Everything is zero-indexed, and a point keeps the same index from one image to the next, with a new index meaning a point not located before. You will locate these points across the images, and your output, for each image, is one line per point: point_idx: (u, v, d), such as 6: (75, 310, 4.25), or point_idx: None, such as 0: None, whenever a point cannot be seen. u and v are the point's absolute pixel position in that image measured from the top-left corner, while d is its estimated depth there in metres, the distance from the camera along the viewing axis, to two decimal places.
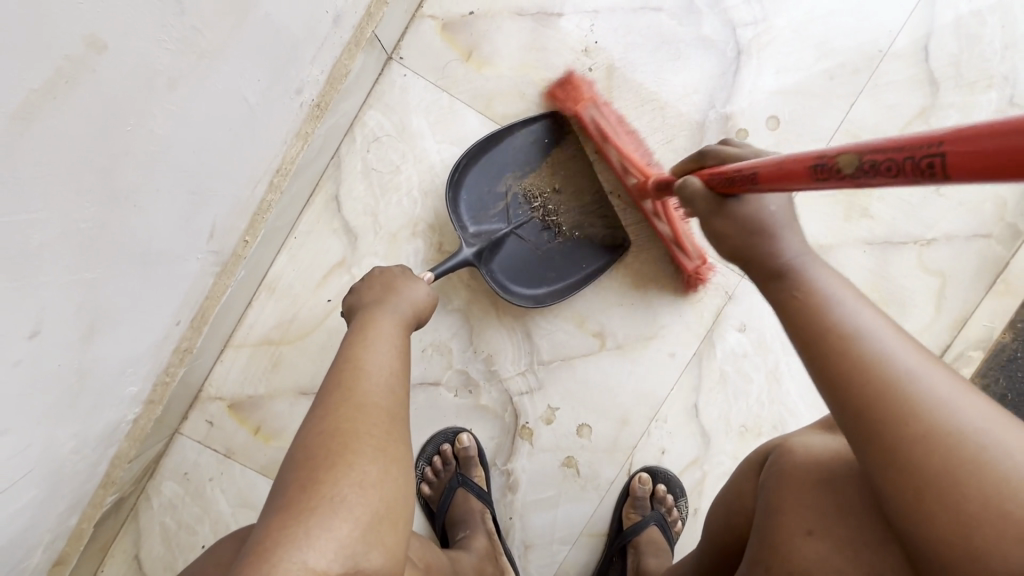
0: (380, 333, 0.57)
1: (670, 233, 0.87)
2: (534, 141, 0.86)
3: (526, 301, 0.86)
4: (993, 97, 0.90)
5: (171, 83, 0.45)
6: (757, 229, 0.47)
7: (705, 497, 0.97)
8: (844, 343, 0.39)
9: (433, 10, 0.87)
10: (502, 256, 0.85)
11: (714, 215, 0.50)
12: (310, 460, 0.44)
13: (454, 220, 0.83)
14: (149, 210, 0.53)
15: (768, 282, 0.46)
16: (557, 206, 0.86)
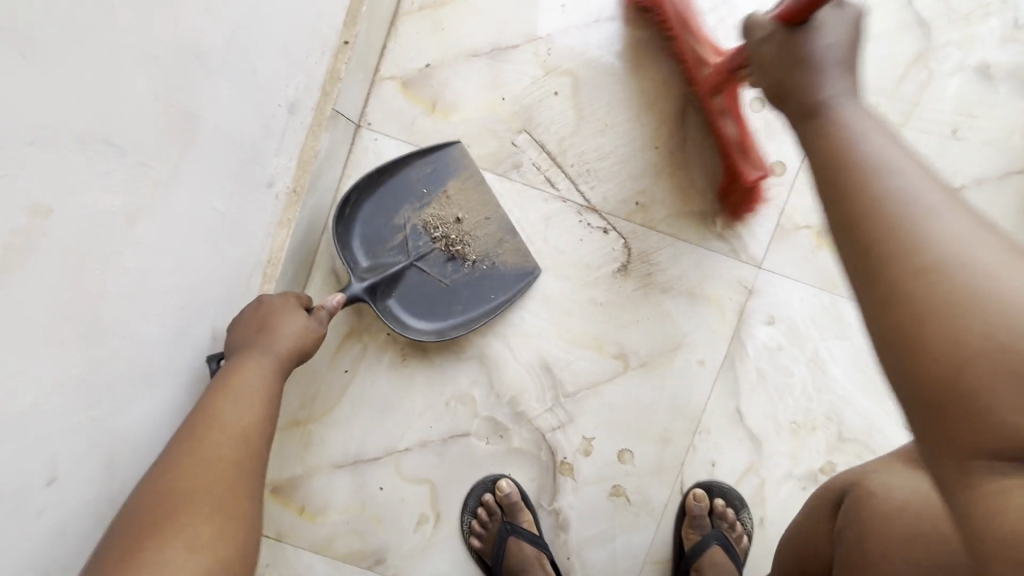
0: (247, 382, 0.61)
1: (736, 131, 0.83)
2: (430, 172, 0.84)
3: (431, 336, 0.82)
4: (995, 25, 0.85)
5: (130, 218, 0.47)
6: (801, 61, 0.50)
7: (768, 505, 0.92)
8: (862, 180, 0.41)
9: (391, 71, 0.87)
10: (402, 288, 0.81)
11: (762, 46, 0.53)
12: (133, 531, 0.48)
13: (346, 255, 0.80)
14: (142, 337, 0.54)
15: (802, 123, 0.49)
16: (461, 236, 0.83)
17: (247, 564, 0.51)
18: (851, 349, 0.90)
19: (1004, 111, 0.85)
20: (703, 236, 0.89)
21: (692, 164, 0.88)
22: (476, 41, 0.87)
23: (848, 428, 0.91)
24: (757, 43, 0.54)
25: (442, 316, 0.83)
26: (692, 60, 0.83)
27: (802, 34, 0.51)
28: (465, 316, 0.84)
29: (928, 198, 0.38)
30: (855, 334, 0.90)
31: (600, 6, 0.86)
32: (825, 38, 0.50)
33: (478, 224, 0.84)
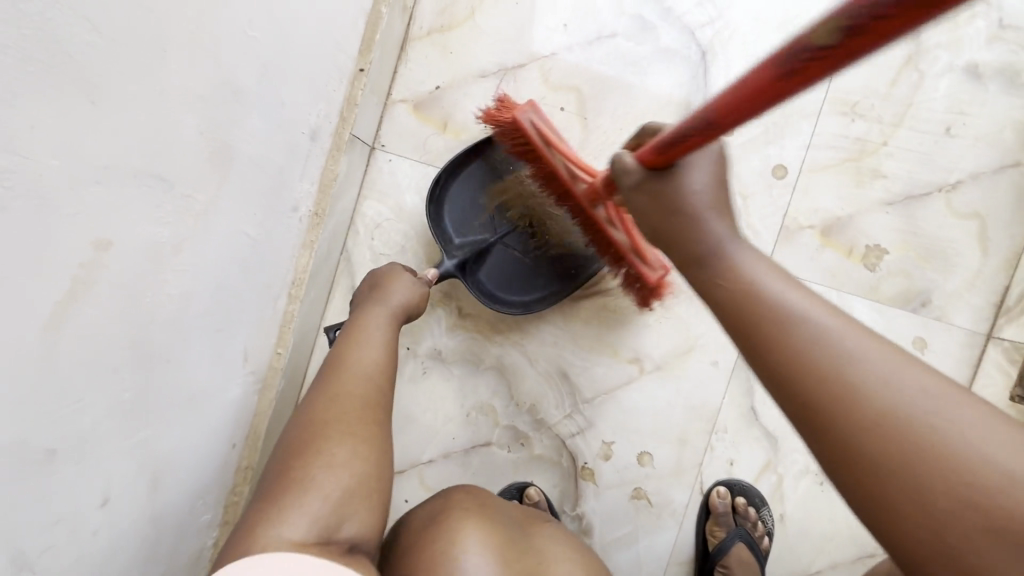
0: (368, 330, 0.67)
1: (627, 241, 0.73)
2: (513, 149, 0.85)
3: (517, 310, 0.87)
4: (981, 26, 0.88)
5: (176, 247, 0.49)
6: (675, 209, 0.51)
7: (788, 501, 0.94)
8: (774, 332, 0.39)
9: (402, 94, 0.90)
10: (489, 263, 0.86)
11: (634, 193, 0.55)
12: (289, 451, 0.54)
13: (438, 234, 0.86)
14: (183, 360, 0.57)
15: (695, 273, 0.48)
16: (543, 213, 0.85)
17: (384, 487, 0.56)
18: None
19: (994, 108, 0.88)
20: None
21: None
22: (483, 63, 0.90)
23: None
24: (630, 185, 0.55)
25: (524, 291, 0.87)
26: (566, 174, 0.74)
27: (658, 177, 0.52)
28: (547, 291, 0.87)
29: (841, 339, 0.37)
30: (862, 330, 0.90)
31: (600, 23, 0.90)
32: (689, 181, 0.51)
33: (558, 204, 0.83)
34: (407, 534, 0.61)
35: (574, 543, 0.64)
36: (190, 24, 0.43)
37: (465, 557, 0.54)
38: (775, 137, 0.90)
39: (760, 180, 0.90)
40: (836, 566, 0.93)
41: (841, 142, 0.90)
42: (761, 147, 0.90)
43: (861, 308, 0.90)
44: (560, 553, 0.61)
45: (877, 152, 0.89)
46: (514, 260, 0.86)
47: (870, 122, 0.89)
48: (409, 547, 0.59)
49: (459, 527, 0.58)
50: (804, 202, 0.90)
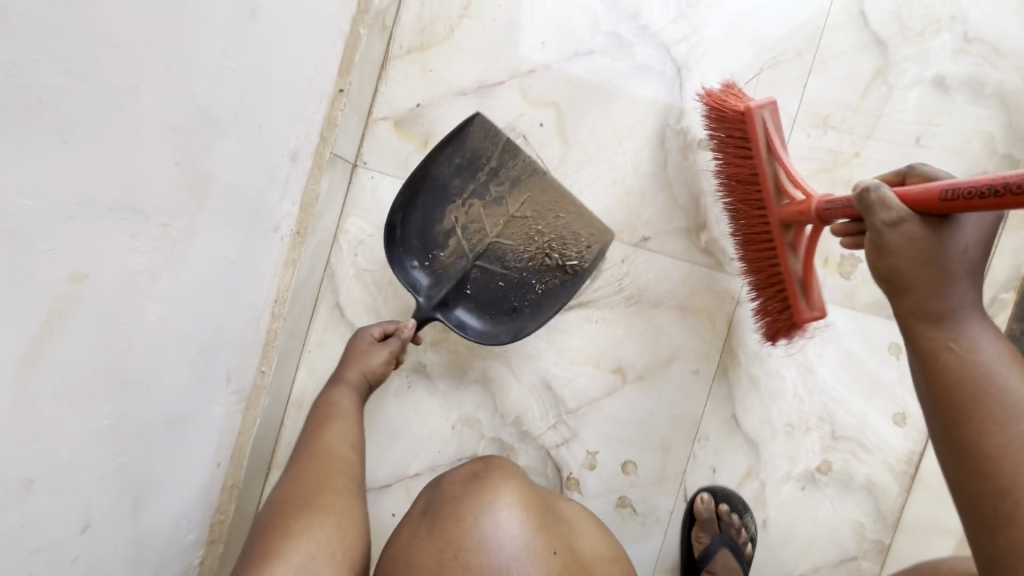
0: (337, 414, 0.76)
1: (803, 273, 0.73)
2: (461, 163, 0.83)
3: (509, 334, 0.85)
4: (946, 39, 0.90)
5: (153, 275, 0.50)
6: (928, 259, 0.53)
7: (770, 506, 0.95)
8: (958, 357, 0.49)
9: (384, 111, 0.91)
10: (466, 293, 0.84)
11: (888, 230, 0.54)
12: (254, 542, 0.61)
13: (405, 279, 0.84)
14: (164, 384, 0.57)
15: (924, 330, 0.52)
16: (515, 228, 0.84)
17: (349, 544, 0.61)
18: (837, 350, 0.94)
19: (962, 118, 0.91)
20: (688, 252, 0.93)
21: (674, 184, 0.92)
22: (462, 79, 0.91)
23: (840, 427, 0.95)
24: (887, 224, 0.54)
25: (511, 312, 0.85)
26: (777, 184, 0.74)
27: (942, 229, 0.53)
28: (533, 308, 0.85)
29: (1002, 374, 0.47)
30: (838, 338, 0.94)
31: (578, 40, 0.91)
32: (900, 235, 0.54)
33: (522, 209, 0.84)
34: (447, 484, 0.65)
35: (596, 518, 0.67)
36: (162, 60, 0.44)
37: (499, 517, 0.58)
38: None
39: None
40: (818, 569, 0.95)
41: (815, 154, 0.91)
42: None
43: (838, 315, 0.94)
44: (583, 525, 0.65)
45: (849, 163, 0.91)
46: (493, 280, 0.85)
47: (842, 134, 0.91)
48: (450, 497, 0.63)
49: (498, 491, 0.61)
50: None
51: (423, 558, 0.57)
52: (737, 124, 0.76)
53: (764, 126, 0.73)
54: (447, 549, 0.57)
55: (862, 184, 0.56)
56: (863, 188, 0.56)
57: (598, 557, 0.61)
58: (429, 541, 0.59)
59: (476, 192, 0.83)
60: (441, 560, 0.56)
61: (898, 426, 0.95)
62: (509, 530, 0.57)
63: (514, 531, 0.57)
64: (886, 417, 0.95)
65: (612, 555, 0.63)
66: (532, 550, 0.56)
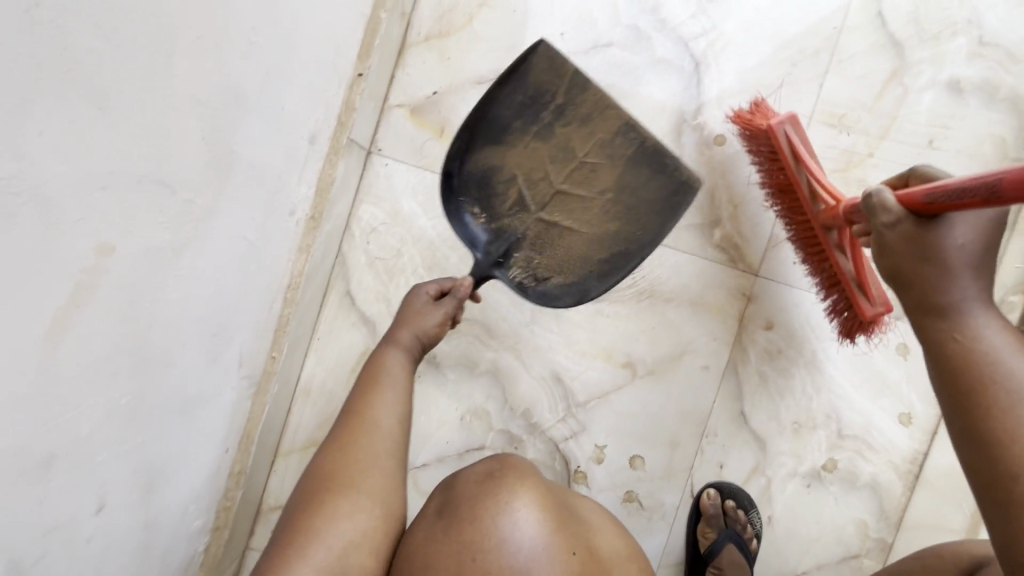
0: (388, 377, 0.72)
1: (854, 270, 0.76)
2: (524, 101, 0.76)
3: (571, 297, 0.79)
4: (962, 42, 0.91)
5: (176, 252, 0.49)
6: (931, 257, 0.54)
7: (776, 503, 0.96)
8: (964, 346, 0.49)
9: (400, 98, 0.91)
10: (529, 247, 0.78)
11: (887, 230, 0.58)
12: (294, 512, 0.59)
13: (464, 231, 0.79)
14: (180, 365, 0.56)
15: (929, 321, 0.53)
16: (586, 176, 0.76)
17: (389, 524, 0.61)
18: (845, 350, 0.95)
19: (974, 122, 0.91)
20: (701, 248, 0.93)
21: None
22: (480, 68, 0.91)
23: (846, 426, 0.95)
24: (885, 225, 0.58)
25: (575, 268, 0.79)
26: (810, 190, 0.79)
27: (932, 228, 0.56)
28: (601, 269, 0.78)
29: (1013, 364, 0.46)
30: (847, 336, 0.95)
31: (596, 32, 0.91)
32: (900, 235, 0.57)
33: (590, 152, 0.76)
34: (461, 482, 0.63)
35: (611, 515, 0.67)
36: (195, 31, 0.43)
37: (518, 518, 0.57)
38: None
39: (751, 187, 0.92)
40: (821, 567, 0.95)
41: (829, 153, 0.92)
42: None
43: None
44: (598, 521, 0.64)
45: (863, 163, 0.91)
46: (558, 233, 0.78)
47: (857, 134, 0.91)
48: (463, 498, 0.60)
49: (514, 491, 0.60)
50: None
51: (440, 560, 0.56)
52: (762, 139, 0.82)
53: (786, 139, 0.79)
54: (465, 551, 0.56)
55: (868, 189, 0.60)
56: (867, 192, 0.60)
57: (618, 555, 0.61)
58: (445, 542, 0.57)
59: (541, 135, 0.76)
60: (459, 561, 0.55)
61: (904, 426, 0.95)
62: (527, 531, 0.56)
63: (532, 532, 0.56)
64: (892, 416, 0.95)
65: (630, 554, 0.63)
66: (552, 551, 0.56)
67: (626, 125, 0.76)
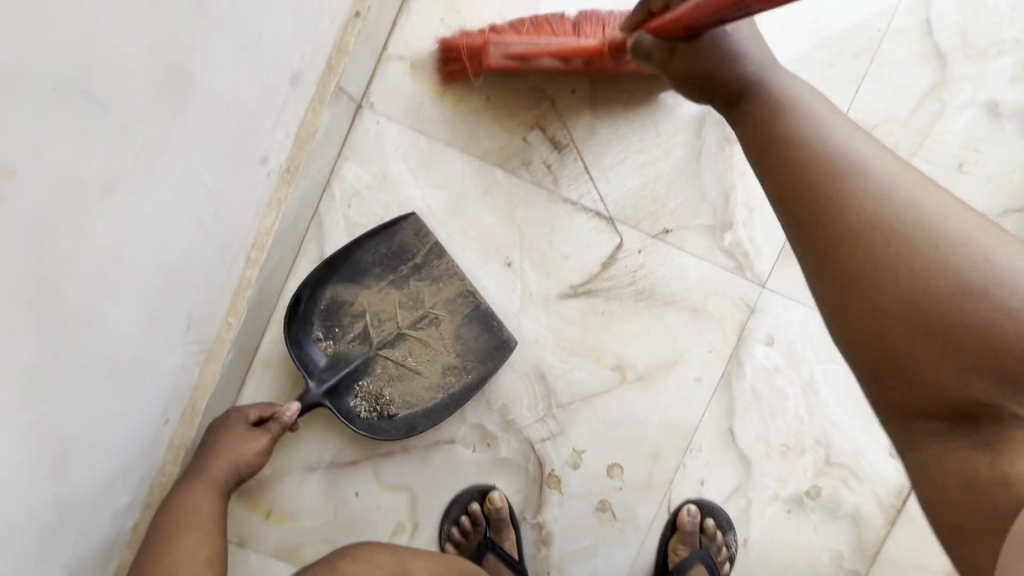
0: (195, 519, 0.68)
1: None
2: (387, 253, 0.80)
3: (400, 431, 0.80)
4: (1007, 62, 0.85)
5: (108, 188, 0.40)
6: (733, 53, 0.48)
7: (753, 525, 0.91)
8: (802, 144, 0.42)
9: (400, 50, 0.81)
10: (366, 380, 0.79)
11: (669, 63, 0.52)
12: None
13: (300, 354, 0.77)
14: (109, 324, 0.48)
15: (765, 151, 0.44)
16: (421, 329, 0.80)
17: None
18: (845, 374, 0.90)
19: (1008, 148, 0.86)
20: (710, 251, 0.86)
21: (705, 177, 0.85)
22: (492, 27, 0.82)
23: (835, 453, 0.91)
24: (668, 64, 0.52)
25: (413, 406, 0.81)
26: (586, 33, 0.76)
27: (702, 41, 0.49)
28: (435, 413, 0.81)
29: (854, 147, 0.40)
30: None
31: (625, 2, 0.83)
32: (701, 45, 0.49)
33: (437, 307, 0.80)
34: None
35: None
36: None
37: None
38: None
39: None
40: None
41: None
42: None
43: None
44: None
45: None
46: (403, 372, 0.80)
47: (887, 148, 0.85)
48: None
49: None
50: None
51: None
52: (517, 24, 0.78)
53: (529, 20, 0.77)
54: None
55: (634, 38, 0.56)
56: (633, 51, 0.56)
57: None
58: None
59: (392, 284, 0.80)
60: None
61: (894, 458, 0.92)
62: None
63: None
64: (882, 447, 0.92)
65: None
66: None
67: (467, 292, 0.81)
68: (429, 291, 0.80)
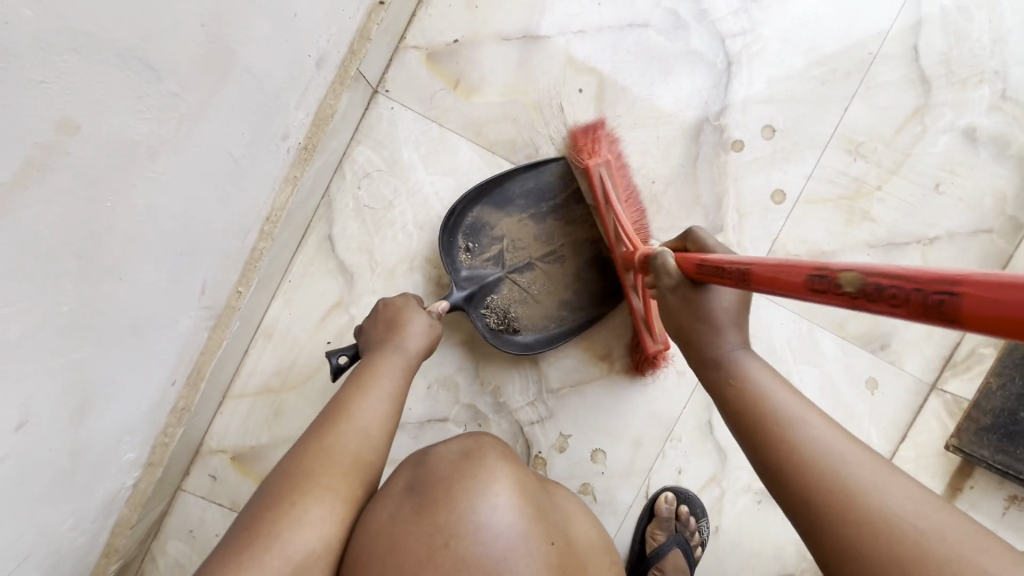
0: (375, 382, 0.61)
1: (642, 308, 0.81)
2: (532, 186, 0.83)
3: (516, 349, 0.82)
4: (985, 93, 0.91)
5: (152, 151, 0.43)
6: (704, 316, 0.56)
7: (725, 515, 0.96)
8: (745, 389, 0.50)
9: (418, 40, 0.84)
10: (492, 299, 0.82)
11: (669, 292, 0.59)
12: (262, 511, 0.48)
13: (445, 260, 0.81)
14: (135, 282, 0.50)
15: (709, 374, 0.54)
16: (550, 265, 0.83)
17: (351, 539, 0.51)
18: (819, 376, 0.95)
19: (981, 173, 0.92)
20: None
21: (700, 182, 0.88)
22: (508, 25, 0.85)
23: None
24: (665, 288, 0.60)
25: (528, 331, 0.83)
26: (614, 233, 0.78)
27: (702, 291, 0.57)
28: (547, 342, 0.83)
29: (779, 395, 0.49)
30: (823, 363, 0.95)
31: (635, 11, 0.87)
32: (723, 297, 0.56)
33: (567, 245, 0.83)
34: (432, 460, 0.55)
35: (587, 508, 0.60)
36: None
37: (494, 502, 0.49)
38: (782, 161, 0.89)
39: (758, 202, 0.89)
40: None
41: (840, 178, 0.90)
42: (766, 169, 0.89)
43: (827, 341, 0.95)
44: (577, 512, 0.57)
45: (871, 195, 0.90)
46: (524, 299, 0.83)
47: (870, 165, 0.90)
48: (434, 474, 0.53)
49: (493, 472, 0.52)
50: (795, 231, 0.89)
51: (407, 542, 0.47)
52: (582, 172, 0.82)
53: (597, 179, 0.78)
54: (436, 534, 0.47)
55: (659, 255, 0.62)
56: (654, 256, 0.62)
57: (592, 547, 0.53)
58: (414, 526, 0.48)
59: (533, 216, 0.83)
60: (430, 546, 0.46)
61: None
62: (507, 518, 0.48)
63: (512, 519, 0.48)
64: None
65: (606, 547, 0.55)
66: (529, 538, 0.48)
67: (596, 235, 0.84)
68: (570, 226, 0.83)
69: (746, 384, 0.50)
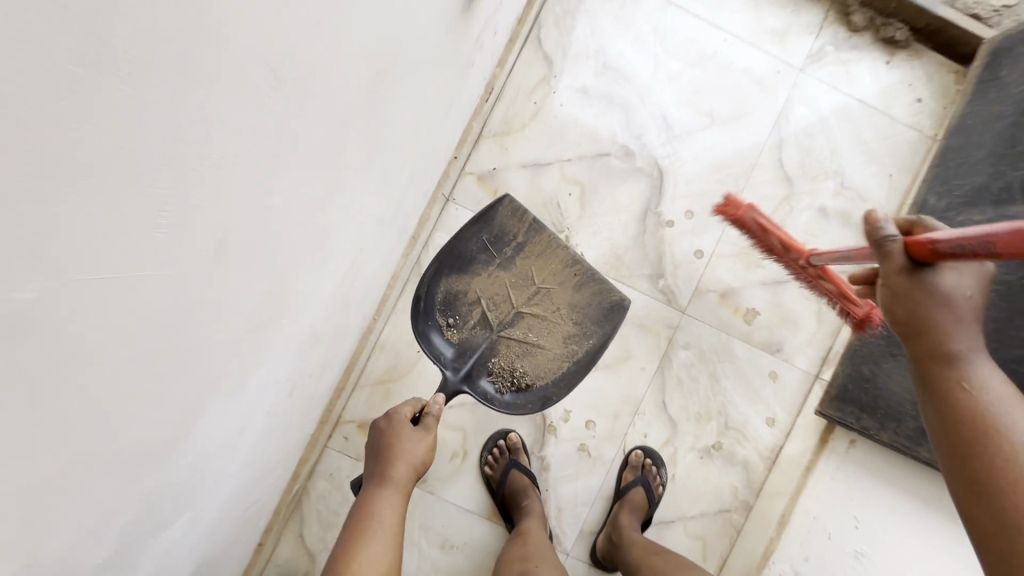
0: (376, 514, 1.00)
1: (836, 289, 1.11)
2: (484, 242, 1.24)
3: (529, 402, 1.26)
4: (830, 185, 1.43)
5: (366, 250, 0.98)
6: (941, 300, 0.73)
7: (679, 465, 1.43)
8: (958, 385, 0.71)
9: (472, 169, 1.41)
10: (485, 359, 1.24)
11: (896, 275, 0.75)
12: None
13: (436, 354, 1.22)
14: (346, 311, 1.05)
15: (941, 366, 0.73)
16: (535, 313, 1.26)
17: None
18: (737, 370, 1.44)
19: (833, 235, 1.42)
20: (652, 289, 1.43)
21: (647, 246, 1.42)
22: (525, 157, 1.42)
23: (731, 420, 1.44)
24: (892, 271, 0.75)
25: (546, 377, 1.27)
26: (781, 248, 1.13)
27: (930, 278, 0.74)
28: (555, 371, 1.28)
29: (995, 393, 0.69)
30: (739, 361, 1.44)
31: (601, 146, 1.42)
32: (950, 281, 0.74)
33: (545, 283, 1.26)
34: None
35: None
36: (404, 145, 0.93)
37: None
38: (701, 232, 1.43)
39: (686, 257, 1.43)
40: (704, 512, 1.43)
41: (739, 242, 1.43)
42: (691, 237, 1.43)
43: (741, 347, 1.44)
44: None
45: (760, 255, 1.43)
46: (514, 337, 1.25)
47: None
48: None
49: None
50: (715, 275, 1.43)
51: None
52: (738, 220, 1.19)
53: (753, 221, 1.15)
54: None
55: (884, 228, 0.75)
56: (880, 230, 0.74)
57: None
58: None
59: (499, 270, 1.25)
60: None
61: (770, 425, 1.44)
62: None
63: None
64: (762, 417, 1.44)
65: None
66: None
67: (574, 257, 1.29)
68: (547, 270, 1.27)
69: (975, 378, 0.71)
